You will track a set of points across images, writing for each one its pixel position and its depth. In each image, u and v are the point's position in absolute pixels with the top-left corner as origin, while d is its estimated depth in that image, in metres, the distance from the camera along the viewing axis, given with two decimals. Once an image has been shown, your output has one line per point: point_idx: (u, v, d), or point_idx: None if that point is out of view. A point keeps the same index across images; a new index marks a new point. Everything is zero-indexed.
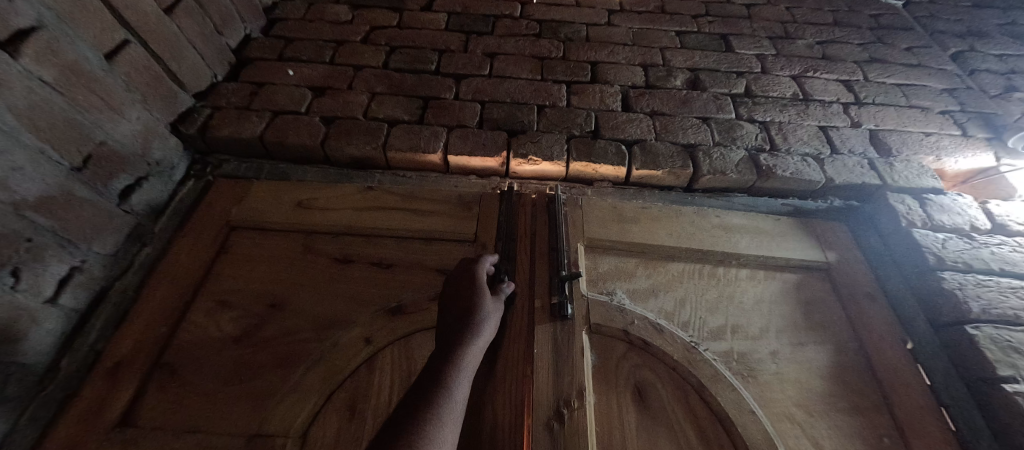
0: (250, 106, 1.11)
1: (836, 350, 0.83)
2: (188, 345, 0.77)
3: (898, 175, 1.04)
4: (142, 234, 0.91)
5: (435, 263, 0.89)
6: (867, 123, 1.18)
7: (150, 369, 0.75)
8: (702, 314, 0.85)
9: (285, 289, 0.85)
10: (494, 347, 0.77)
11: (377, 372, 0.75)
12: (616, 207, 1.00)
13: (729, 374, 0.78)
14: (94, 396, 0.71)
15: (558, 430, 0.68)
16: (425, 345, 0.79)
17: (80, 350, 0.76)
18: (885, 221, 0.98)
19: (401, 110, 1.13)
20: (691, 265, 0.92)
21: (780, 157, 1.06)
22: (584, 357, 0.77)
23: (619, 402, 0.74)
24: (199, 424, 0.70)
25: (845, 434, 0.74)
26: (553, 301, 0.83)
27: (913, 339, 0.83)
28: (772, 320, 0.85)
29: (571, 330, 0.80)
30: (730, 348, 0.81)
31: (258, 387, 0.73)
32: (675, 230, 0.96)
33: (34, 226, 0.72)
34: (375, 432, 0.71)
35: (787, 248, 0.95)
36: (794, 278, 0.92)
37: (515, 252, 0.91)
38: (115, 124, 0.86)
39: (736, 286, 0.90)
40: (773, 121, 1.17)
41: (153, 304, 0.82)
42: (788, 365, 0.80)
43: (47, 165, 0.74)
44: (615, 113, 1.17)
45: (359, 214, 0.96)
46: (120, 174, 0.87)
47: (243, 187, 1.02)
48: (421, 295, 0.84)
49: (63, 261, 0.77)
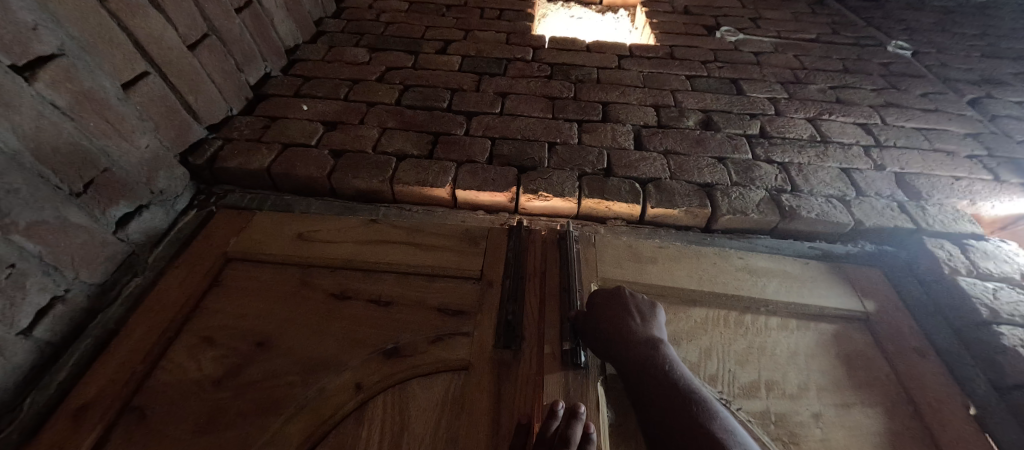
0: (262, 139, 1.11)
1: (887, 413, 0.73)
2: (164, 387, 0.71)
3: (932, 219, 0.98)
4: (135, 264, 0.87)
5: (438, 302, 0.83)
6: (890, 165, 1.13)
7: (119, 412, 0.68)
8: (731, 367, 0.76)
9: (276, 326, 0.79)
10: (499, 399, 0.69)
11: (366, 424, 0.67)
12: (631, 247, 0.94)
13: (768, 439, 0.68)
14: (51, 442, 0.64)
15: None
16: (422, 395, 0.71)
17: (48, 388, 0.70)
18: (926, 268, 0.91)
19: (410, 145, 1.12)
20: (714, 311, 0.84)
21: (803, 198, 1.01)
22: (601, 413, 0.69)
23: None
24: None
25: None
26: (565, 347, 0.76)
27: (977, 404, 0.73)
28: (810, 376, 0.77)
29: (585, 382, 0.71)
30: (765, 408, 0.72)
31: (233, 438, 0.65)
32: (696, 273, 0.90)
33: (21, 252, 0.68)
34: None
35: (818, 295, 0.87)
36: (830, 328, 0.84)
37: (525, 292, 0.85)
38: (123, 151, 0.85)
39: (767, 336, 0.81)
40: (792, 162, 1.13)
41: (134, 339, 0.76)
42: (834, 430, 0.70)
43: (45, 189, 0.72)
44: (628, 151, 1.14)
45: (362, 248, 0.92)
46: (120, 201, 0.85)
47: (244, 219, 0.99)
48: (421, 337, 0.77)
49: (46, 290, 0.72)
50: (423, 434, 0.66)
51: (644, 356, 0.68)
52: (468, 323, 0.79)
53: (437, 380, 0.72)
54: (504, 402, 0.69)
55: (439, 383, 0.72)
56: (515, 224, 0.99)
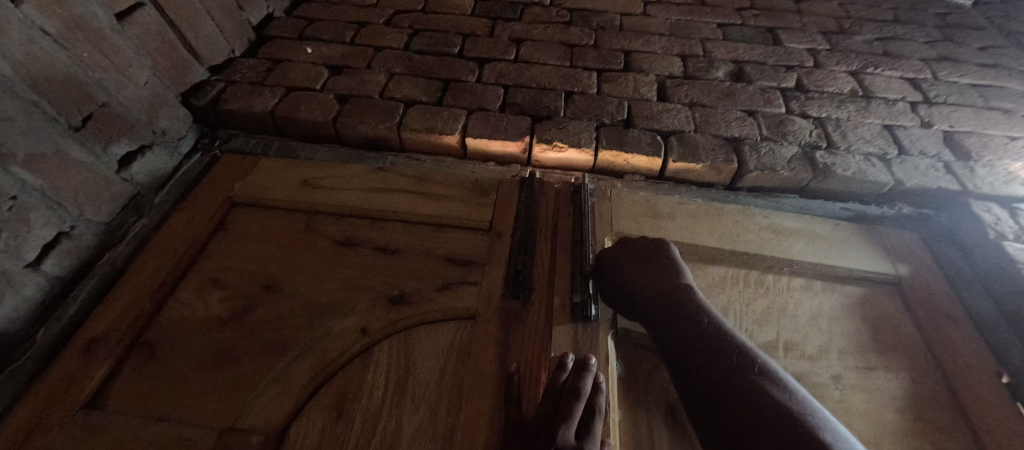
0: (265, 82, 1.07)
1: (912, 378, 0.70)
2: (173, 324, 0.71)
3: (981, 181, 0.90)
4: (140, 205, 0.86)
5: (446, 252, 0.80)
6: (939, 123, 1.04)
7: (128, 347, 0.68)
8: (748, 326, 0.73)
9: (282, 270, 0.78)
10: (506, 348, 0.68)
11: (372, 367, 0.67)
12: (649, 202, 0.90)
13: None
14: (63, 372, 0.64)
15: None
16: (428, 341, 0.69)
17: (60, 321, 0.70)
18: (968, 232, 0.84)
19: (419, 91, 1.07)
20: (735, 270, 0.80)
21: (839, 155, 0.94)
22: (610, 365, 0.67)
23: (648, 420, 0.63)
24: (172, 411, 0.62)
25: None
26: (575, 300, 0.73)
27: (1010, 372, 0.69)
28: (832, 338, 0.73)
29: (596, 335, 0.69)
30: (782, 368, 0.69)
31: (240, 376, 0.65)
32: (717, 230, 0.85)
33: (22, 184, 0.67)
34: (363, 435, 0.60)
35: (848, 257, 0.83)
36: (857, 292, 0.79)
37: (536, 244, 0.82)
38: (120, 86, 0.82)
39: (789, 297, 0.78)
40: (829, 117, 1.04)
41: (141, 279, 0.76)
42: (854, 392, 0.67)
43: (41, 121, 0.70)
44: (651, 102, 1.07)
45: (369, 196, 0.89)
46: (121, 139, 0.83)
47: (250, 163, 0.96)
48: (427, 285, 0.75)
49: (51, 224, 0.71)
50: (429, 379, 0.65)
51: (672, 301, 0.65)
52: (476, 273, 0.77)
53: (444, 327, 0.71)
54: (511, 351, 0.67)
55: (445, 331, 0.70)
56: (527, 175, 0.94)
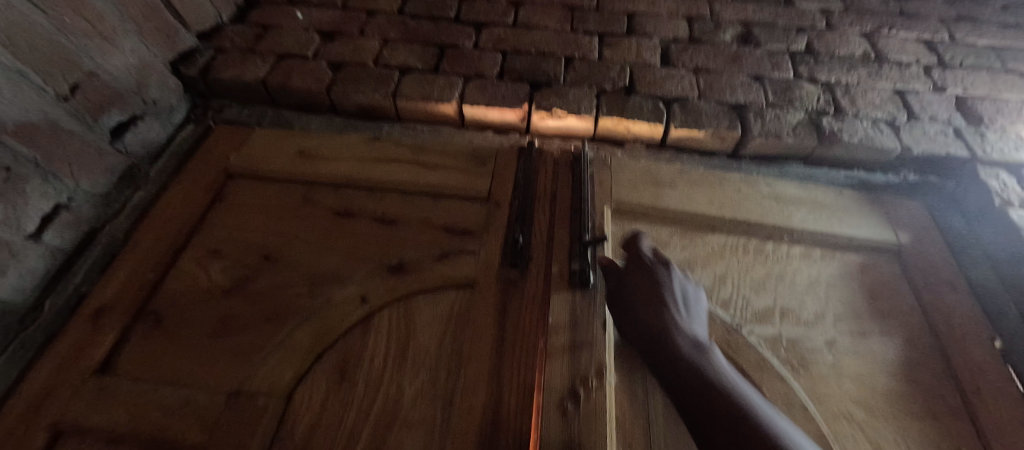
0: (255, 49, 1.04)
1: (905, 343, 0.71)
2: (176, 294, 0.72)
3: (991, 146, 0.88)
4: (136, 176, 0.86)
5: (443, 222, 0.80)
6: (952, 87, 1.00)
7: (134, 315, 0.70)
8: (746, 293, 0.74)
9: (280, 241, 0.78)
10: (504, 315, 0.68)
11: (372, 334, 0.68)
12: (650, 170, 0.88)
13: (778, 362, 0.67)
14: (72, 341, 0.66)
15: (573, 412, 0.58)
16: (427, 309, 0.70)
17: (65, 291, 0.72)
18: (974, 198, 0.83)
19: (414, 57, 1.03)
20: (734, 239, 0.80)
21: (847, 121, 0.92)
22: (607, 331, 0.67)
23: (644, 384, 0.64)
24: (180, 377, 0.64)
25: (916, 441, 0.62)
26: (574, 268, 0.73)
27: (1001, 337, 0.70)
28: (829, 304, 0.74)
29: (593, 302, 0.69)
30: (777, 334, 0.70)
31: (244, 343, 0.67)
32: (718, 198, 0.84)
33: (14, 155, 0.66)
34: (366, 399, 0.62)
35: (850, 224, 0.82)
36: (856, 259, 0.80)
37: (534, 213, 0.81)
38: (105, 54, 0.80)
39: (787, 265, 0.78)
40: (839, 82, 1.01)
41: (141, 250, 0.77)
42: (848, 357, 0.68)
43: (28, 91, 0.68)
44: (654, 68, 1.03)
45: (365, 166, 0.88)
46: (112, 109, 0.81)
47: (244, 134, 0.95)
48: (425, 254, 0.76)
49: (48, 197, 0.71)
50: (428, 345, 0.67)
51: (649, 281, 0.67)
52: (474, 242, 0.77)
53: (443, 296, 0.72)
54: (509, 316, 0.68)
55: (443, 299, 0.71)
56: (526, 144, 0.93)
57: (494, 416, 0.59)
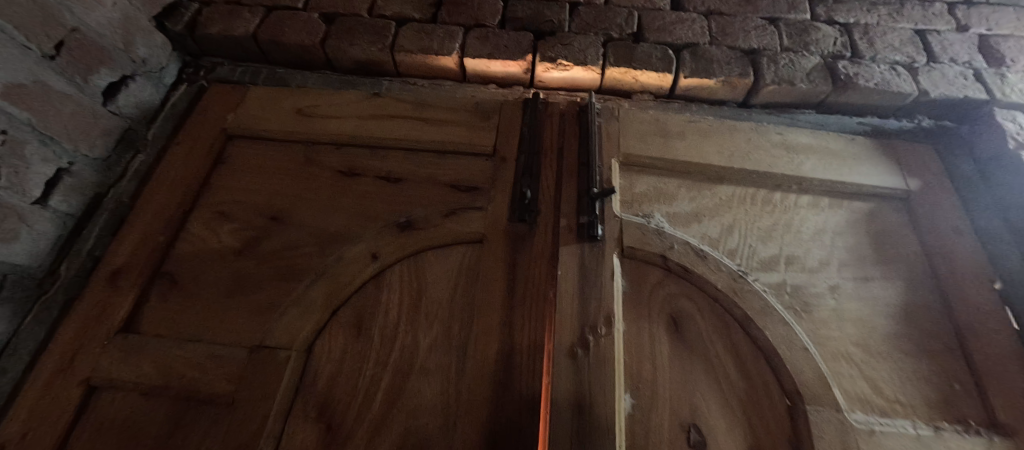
0: (242, 1, 0.98)
1: (908, 287, 0.72)
2: (189, 256, 0.73)
3: (1010, 88, 0.85)
4: (134, 140, 0.85)
5: (450, 179, 0.79)
6: (976, 26, 0.95)
7: (150, 278, 0.71)
8: (752, 242, 0.74)
9: (286, 201, 0.78)
10: (514, 270, 0.69)
11: (385, 289, 0.69)
12: (659, 121, 0.86)
13: (781, 307, 0.68)
14: (94, 303, 0.68)
15: (582, 357, 0.61)
16: (438, 265, 0.71)
17: (78, 255, 0.73)
18: (987, 142, 0.81)
19: (410, 7, 0.98)
20: (742, 190, 0.80)
21: (863, 65, 0.88)
22: (615, 281, 0.69)
23: (651, 332, 0.66)
24: (202, 333, 0.66)
25: (909, 378, 0.65)
26: (582, 221, 0.74)
27: (1001, 279, 0.71)
28: (834, 252, 0.74)
29: (601, 255, 0.70)
30: (781, 281, 0.71)
31: (260, 301, 0.68)
32: (727, 149, 0.83)
33: (10, 118, 0.65)
34: (382, 351, 0.64)
35: (860, 173, 0.81)
36: (863, 207, 0.80)
37: (541, 169, 0.80)
38: (86, 8, 0.76)
39: (794, 214, 0.78)
40: (857, 23, 0.96)
41: (149, 214, 0.77)
42: (850, 302, 0.70)
43: (13, 49, 0.65)
44: (663, 12, 0.98)
45: (366, 123, 0.86)
46: (101, 68, 0.78)
47: (239, 93, 0.92)
48: (433, 212, 0.76)
49: (48, 160, 0.70)
50: (440, 299, 0.68)
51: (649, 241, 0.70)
52: (481, 199, 0.77)
53: (453, 253, 0.72)
54: (517, 272, 0.69)
55: (453, 254, 0.72)
56: (531, 98, 0.90)
57: (508, 364, 0.61)
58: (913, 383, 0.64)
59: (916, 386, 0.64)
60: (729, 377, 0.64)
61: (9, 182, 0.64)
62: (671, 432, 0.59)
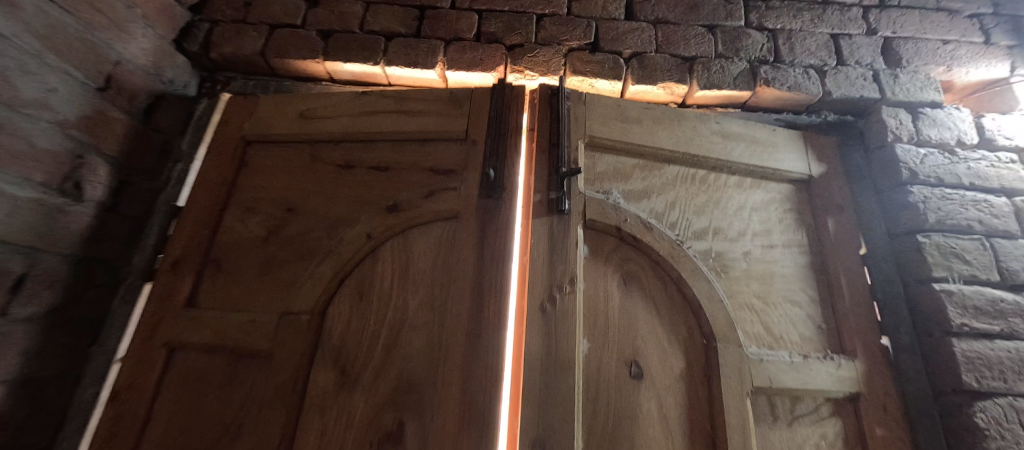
0: (247, 19, 1.11)
1: (798, 249, 0.94)
2: (227, 245, 0.92)
3: (898, 87, 1.03)
4: (171, 151, 1.00)
5: (430, 164, 0.97)
6: (883, 29, 1.11)
7: (201, 264, 0.90)
8: (688, 216, 0.94)
9: (299, 194, 0.96)
10: (483, 239, 0.86)
11: (379, 261, 0.89)
12: (620, 107, 1.01)
13: (705, 268, 0.89)
14: (163, 286, 0.87)
15: (549, 311, 0.79)
16: (421, 239, 0.90)
17: (145, 249, 0.90)
18: (874, 134, 1.00)
19: (396, 22, 1.12)
20: (684, 171, 0.98)
21: (781, 70, 1.05)
22: (578, 248, 0.85)
23: (605, 290, 0.86)
24: (242, 305, 0.86)
25: (793, 321, 0.87)
26: (552, 196, 0.89)
27: (868, 246, 0.93)
28: (749, 224, 0.94)
29: (568, 224, 0.87)
30: (706, 249, 0.92)
31: (284, 275, 0.88)
32: (675, 134, 1.00)
33: (82, 144, 0.82)
34: (379, 311, 0.85)
35: (774, 159, 1.00)
36: (779, 189, 0.99)
37: (511, 150, 0.95)
38: (124, 44, 0.91)
39: (723, 192, 0.97)
40: (783, 29, 1.11)
41: (194, 214, 0.94)
42: (757, 263, 0.91)
43: (76, 87, 0.81)
44: (617, 22, 1.12)
45: (357, 120, 1.02)
46: (140, 94, 0.94)
47: (249, 100, 1.07)
48: (415, 194, 0.94)
49: (113, 175, 0.87)
50: (424, 268, 0.88)
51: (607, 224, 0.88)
52: (456, 180, 0.94)
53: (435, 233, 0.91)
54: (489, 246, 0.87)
55: (433, 229, 0.91)
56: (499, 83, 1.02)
57: (478, 315, 0.80)
58: (795, 325, 0.87)
59: (797, 327, 0.87)
60: (655, 324, 0.85)
61: (86, 200, 0.81)
62: (618, 369, 0.80)
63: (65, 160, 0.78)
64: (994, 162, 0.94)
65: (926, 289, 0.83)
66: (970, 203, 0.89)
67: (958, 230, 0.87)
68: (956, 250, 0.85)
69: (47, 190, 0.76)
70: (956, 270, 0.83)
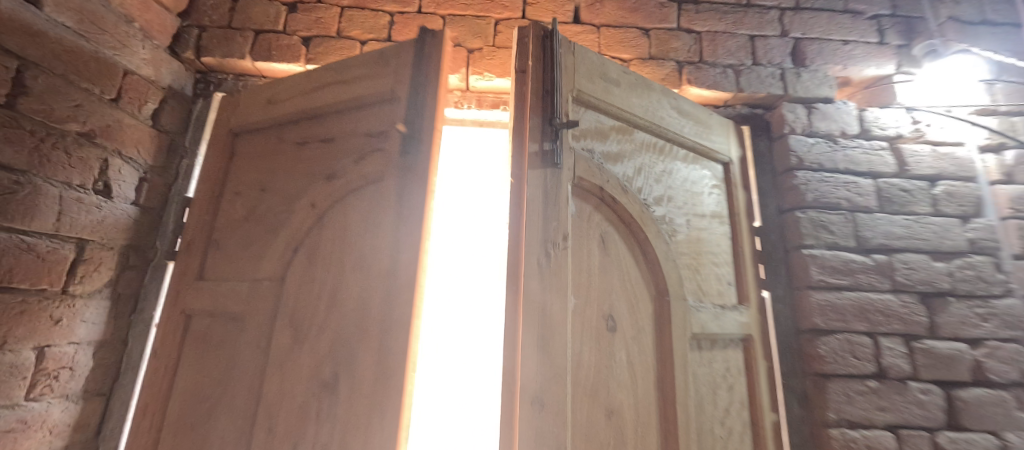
0: (232, 25, 1.23)
1: (722, 218, 1.09)
2: (221, 227, 1.06)
3: (800, 85, 1.21)
4: (177, 148, 1.15)
5: (365, 129, 0.99)
6: (795, 31, 1.28)
7: (204, 244, 1.06)
8: (650, 182, 0.97)
9: (268, 175, 1.07)
10: (403, 201, 0.88)
11: (324, 228, 0.96)
12: (602, 63, 0.96)
13: (663, 232, 0.95)
14: (181, 268, 1.05)
15: (545, 267, 0.73)
16: (355, 205, 0.95)
17: (166, 234, 1.08)
18: (775, 126, 1.21)
19: (369, 27, 1.25)
20: (649, 138, 1.01)
21: (703, 70, 1.22)
22: (567, 205, 0.79)
23: (588, 249, 0.83)
24: (229, 276, 1.00)
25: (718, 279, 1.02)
26: (545, 148, 0.79)
27: (762, 220, 1.15)
28: (692, 196, 1.05)
29: (560, 178, 0.79)
30: (664, 215, 0.98)
31: (256, 248, 1.00)
32: (643, 101, 1.02)
33: (106, 150, 0.96)
34: (323, 274, 0.92)
35: (710, 139, 1.13)
36: (715, 169, 1.13)
37: (439, 109, 0.93)
38: (130, 57, 1.04)
39: (673, 162, 1.05)
40: (709, 32, 1.28)
41: (200, 203, 1.10)
42: (693, 229, 1.02)
43: (96, 100, 0.95)
44: (566, 26, 1.27)
45: (308, 98, 1.08)
46: (148, 100, 1.08)
47: (235, 98, 1.20)
48: (348, 160, 0.98)
49: (133, 173, 1.02)
50: (357, 231, 0.92)
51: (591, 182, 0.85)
52: (383, 141, 0.95)
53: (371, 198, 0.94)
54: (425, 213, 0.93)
55: (365, 193, 0.94)
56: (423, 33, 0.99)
57: (396, 274, 0.84)
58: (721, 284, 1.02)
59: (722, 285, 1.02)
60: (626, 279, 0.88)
61: (115, 197, 0.97)
62: (597, 323, 0.80)
63: (96, 164, 0.94)
64: (867, 149, 1.15)
65: (797, 254, 1.07)
66: (842, 184, 1.11)
67: (828, 207, 1.09)
68: (824, 223, 1.07)
69: (84, 190, 0.91)
70: (822, 239, 1.06)
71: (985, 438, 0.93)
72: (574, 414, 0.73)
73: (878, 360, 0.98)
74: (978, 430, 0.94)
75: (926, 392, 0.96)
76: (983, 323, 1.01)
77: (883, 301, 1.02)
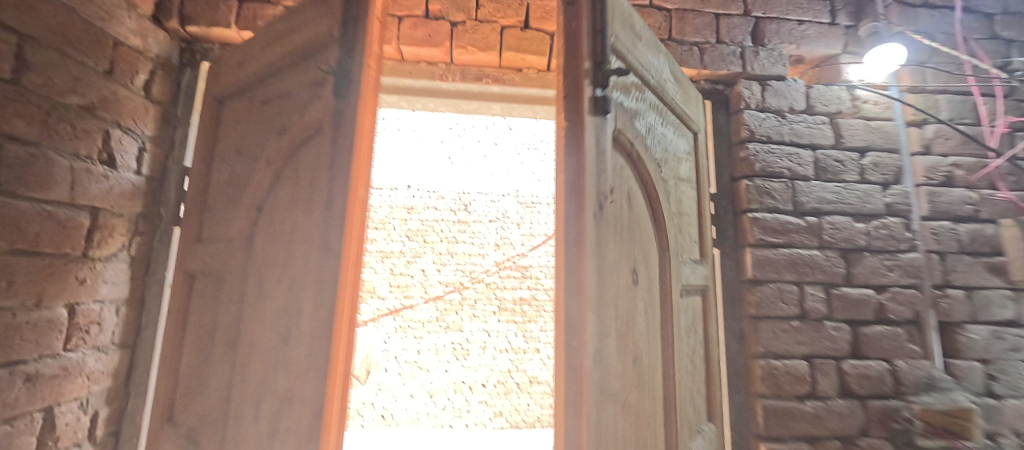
0: None
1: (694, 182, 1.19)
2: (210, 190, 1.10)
3: (757, 63, 1.32)
4: (169, 117, 1.20)
5: (309, 80, 0.95)
6: (757, 10, 1.38)
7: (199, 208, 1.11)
8: (655, 142, 1.00)
9: (242, 135, 1.09)
10: (335, 152, 0.85)
11: (280, 184, 0.96)
12: (629, 19, 0.95)
13: (664, 191, 0.99)
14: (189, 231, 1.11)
15: (599, 213, 0.72)
16: (302, 159, 0.93)
17: (169, 201, 1.16)
18: (733, 102, 1.33)
19: None
20: (655, 100, 1.03)
21: (672, 47, 1.32)
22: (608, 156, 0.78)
23: (620, 205, 0.82)
24: (214, 236, 1.05)
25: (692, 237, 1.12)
26: (597, 94, 0.76)
27: (716, 187, 1.30)
28: (677, 160, 1.12)
29: (607, 127, 0.77)
30: (663, 174, 1.02)
31: (233, 208, 1.04)
32: (654, 62, 1.04)
33: (106, 122, 1.00)
34: (279, 230, 0.93)
35: (690, 108, 1.21)
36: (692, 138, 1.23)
37: (369, 48, 0.86)
38: (119, 28, 1.05)
39: (668, 126, 1.10)
40: (679, 10, 1.36)
41: (197, 170, 1.14)
42: (676, 190, 1.08)
43: (92, 74, 0.97)
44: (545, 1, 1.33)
45: (271, 57, 1.08)
46: (138, 72, 1.10)
47: (218, 66, 1.23)
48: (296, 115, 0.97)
49: (134, 143, 1.07)
50: (304, 185, 0.91)
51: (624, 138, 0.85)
52: (321, 92, 0.91)
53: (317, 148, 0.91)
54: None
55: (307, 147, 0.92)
56: None
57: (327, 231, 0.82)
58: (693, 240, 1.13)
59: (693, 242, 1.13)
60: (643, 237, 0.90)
61: (119, 168, 1.02)
62: (626, 272, 0.81)
63: (99, 136, 0.98)
64: (810, 124, 1.30)
65: (743, 216, 1.23)
66: (786, 155, 1.26)
67: (773, 175, 1.25)
68: (768, 189, 1.23)
69: (92, 161, 0.96)
70: (764, 204, 1.22)
71: (878, 364, 1.16)
72: (614, 358, 0.73)
73: (801, 304, 1.17)
74: (875, 358, 1.17)
75: (838, 328, 1.17)
76: (889, 273, 1.21)
77: (811, 257, 1.20)
